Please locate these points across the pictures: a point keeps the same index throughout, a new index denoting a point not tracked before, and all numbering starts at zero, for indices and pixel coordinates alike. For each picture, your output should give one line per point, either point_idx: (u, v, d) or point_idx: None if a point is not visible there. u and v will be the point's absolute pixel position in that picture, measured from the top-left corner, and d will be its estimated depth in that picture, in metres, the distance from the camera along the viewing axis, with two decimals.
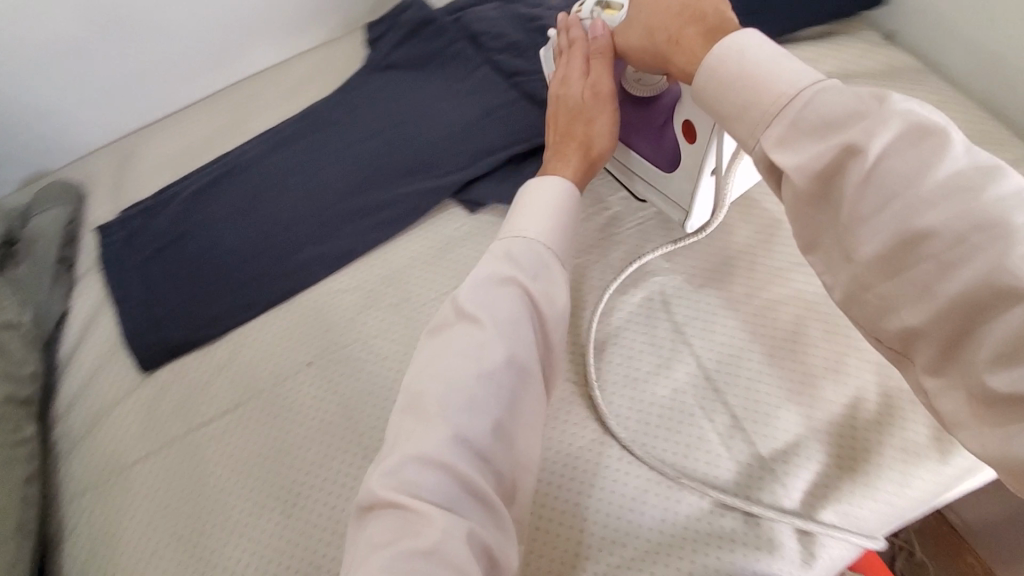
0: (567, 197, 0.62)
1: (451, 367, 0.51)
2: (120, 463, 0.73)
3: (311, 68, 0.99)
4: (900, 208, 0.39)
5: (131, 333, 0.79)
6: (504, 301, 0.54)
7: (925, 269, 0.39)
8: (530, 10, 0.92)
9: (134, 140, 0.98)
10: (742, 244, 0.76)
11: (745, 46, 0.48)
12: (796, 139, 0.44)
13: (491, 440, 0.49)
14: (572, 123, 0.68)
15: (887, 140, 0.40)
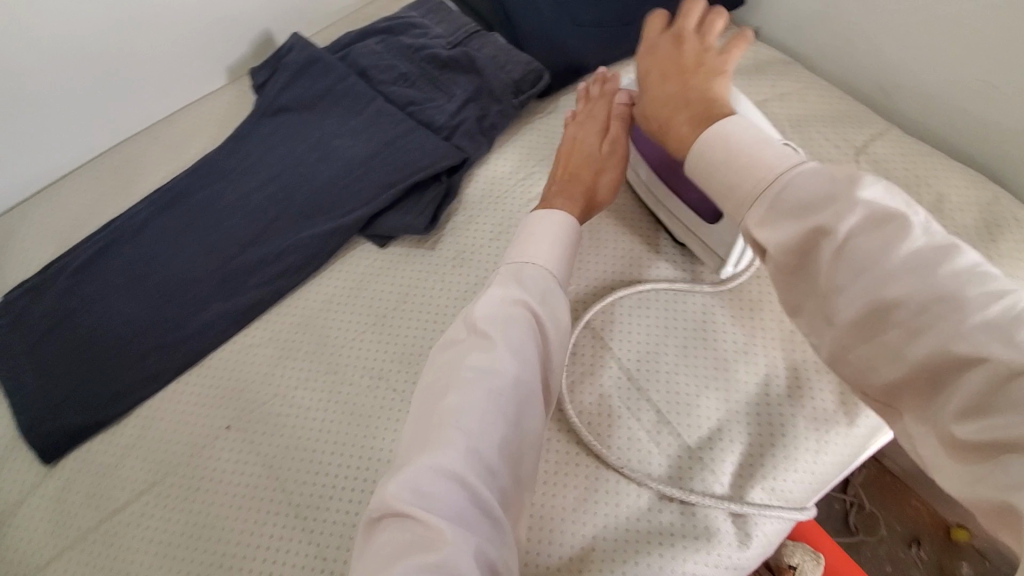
0: (566, 226, 0.65)
1: (471, 382, 0.51)
2: (30, 567, 0.66)
3: (201, 119, 0.96)
4: (871, 281, 0.40)
5: (27, 424, 0.72)
6: (517, 329, 0.55)
7: (895, 334, 0.41)
8: (416, 41, 0.93)
9: (16, 216, 0.91)
10: (647, 242, 0.78)
11: (729, 133, 0.49)
12: (774, 214, 0.45)
13: (502, 458, 0.49)
14: (583, 168, 0.73)
15: (855, 221, 0.41)
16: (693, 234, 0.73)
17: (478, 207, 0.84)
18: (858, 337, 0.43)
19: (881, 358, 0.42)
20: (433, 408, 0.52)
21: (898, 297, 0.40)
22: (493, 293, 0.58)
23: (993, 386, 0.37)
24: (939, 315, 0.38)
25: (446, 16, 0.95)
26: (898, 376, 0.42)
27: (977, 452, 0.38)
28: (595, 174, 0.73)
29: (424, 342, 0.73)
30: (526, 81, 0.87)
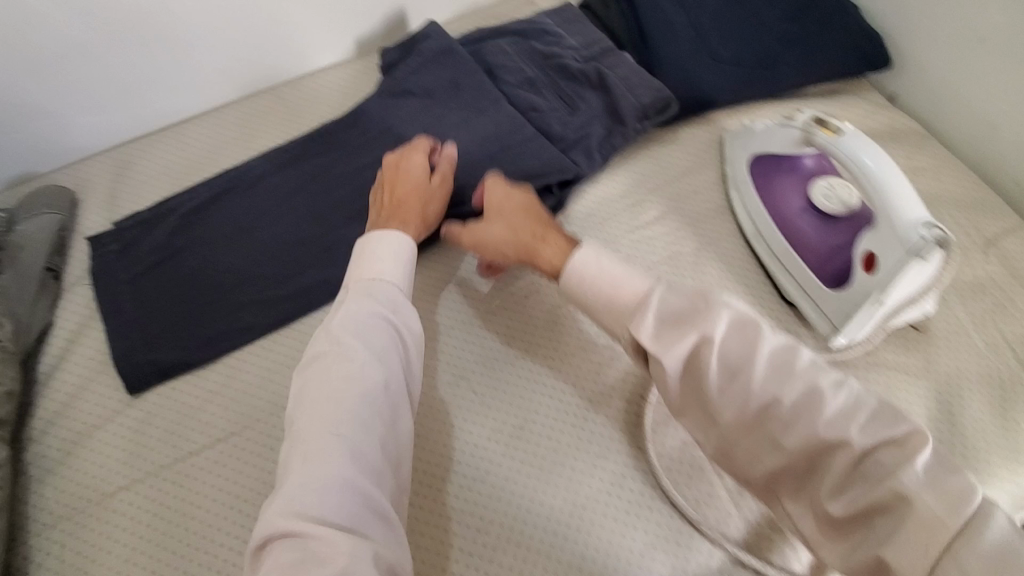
0: (403, 245, 0.67)
1: (337, 389, 0.55)
2: (100, 492, 0.67)
3: (323, 90, 0.98)
4: (744, 383, 0.52)
5: (120, 352, 0.74)
6: (377, 332, 0.60)
7: (776, 426, 0.51)
8: (548, 49, 0.93)
9: (135, 148, 0.92)
10: (755, 294, 0.76)
11: (597, 255, 0.64)
12: (658, 331, 0.57)
13: (380, 455, 0.54)
14: (411, 203, 0.73)
15: (722, 332, 0.54)
16: (807, 294, 0.72)
17: (584, 224, 0.83)
18: (745, 435, 0.53)
19: (763, 447, 0.52)
20: (303, 426, 0.54)
21: (763, 393, 0.51)
22: (348, 307, 0.61)
23: (852, 467, 0.47)
24: (804, 403, 0.50)
25: (581, 28, 0.94)
26: (774, 463, 0.52)
27: (849, 524, 0.47)
28: (422, 216, 0.74)
29: (509, 351, 0.74)
30: (654, 106, 0.85)
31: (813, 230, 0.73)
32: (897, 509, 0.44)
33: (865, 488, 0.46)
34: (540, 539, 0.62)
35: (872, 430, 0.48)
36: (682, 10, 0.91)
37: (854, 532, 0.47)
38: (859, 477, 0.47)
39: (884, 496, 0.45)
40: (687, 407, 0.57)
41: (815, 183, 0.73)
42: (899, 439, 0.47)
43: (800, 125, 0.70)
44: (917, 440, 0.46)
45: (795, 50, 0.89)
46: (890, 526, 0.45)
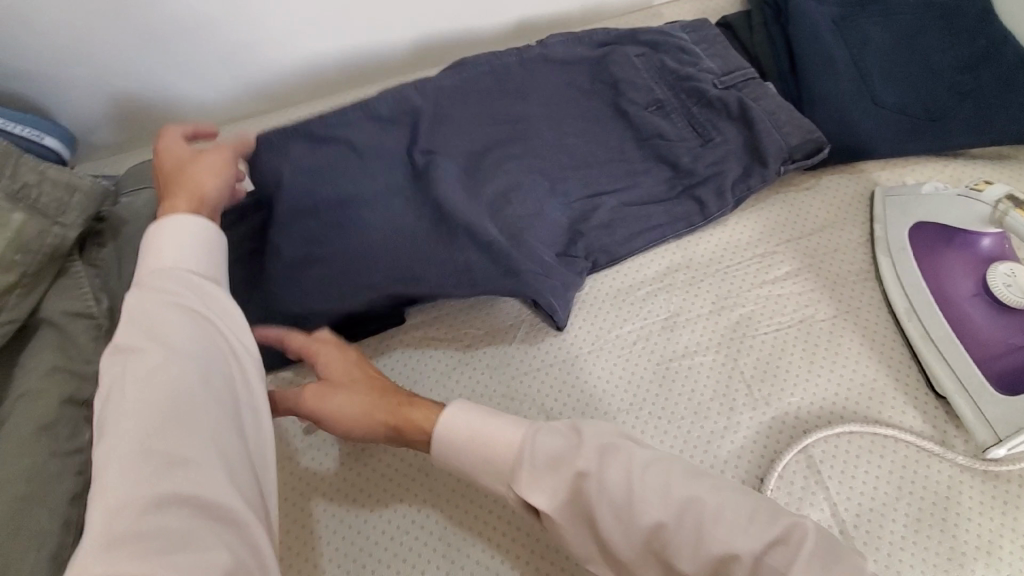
0: (203, 219, 0.53)
1: (133, 395, 0.42)
2: None
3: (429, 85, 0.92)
4: (627, 512, 0.47)
5: None
6: (169, 317, 0.45)
7: (684, 552, 0.46)
8: (682, 68, 0.82)
9: (236, 127, 0.89)
10: (898, 380, 0.67)
11: (457, 413, 0.54)
12: (539, 482, 0.50)
13: (211, 454, 0.42)
14: (179, 177, 0.57)
15: (595, 464, 0.49)
16: (965, 391, 0.63)
17: (705, 269, 0.75)
18: (644, 559, 0.48)
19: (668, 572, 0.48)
20: (98, 447, 0.41)
21: (652, 520, 0.47)
22: (134, 296, 0.47)
23: None
24: (695, 516, 0.46)
25: (720, 52, 0.85)
26: None
27: None
28: (210, 194, 0.57)
29: (612, 401, 0.68)
30: (802, 149, 0.76)
31: (982, 320, 0.66)
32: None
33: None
34: None
35: (761, 527, 0.46)
36: (841, 47, 0.82)
37: None
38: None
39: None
40: (575, 544, 0.51)
41: (993, 266, 0.66)
42: (782, 537, 0.45)
43: (990, 202, 0.65)
44: (800, 533, 0.45)
45: (968, 106, 0.79)
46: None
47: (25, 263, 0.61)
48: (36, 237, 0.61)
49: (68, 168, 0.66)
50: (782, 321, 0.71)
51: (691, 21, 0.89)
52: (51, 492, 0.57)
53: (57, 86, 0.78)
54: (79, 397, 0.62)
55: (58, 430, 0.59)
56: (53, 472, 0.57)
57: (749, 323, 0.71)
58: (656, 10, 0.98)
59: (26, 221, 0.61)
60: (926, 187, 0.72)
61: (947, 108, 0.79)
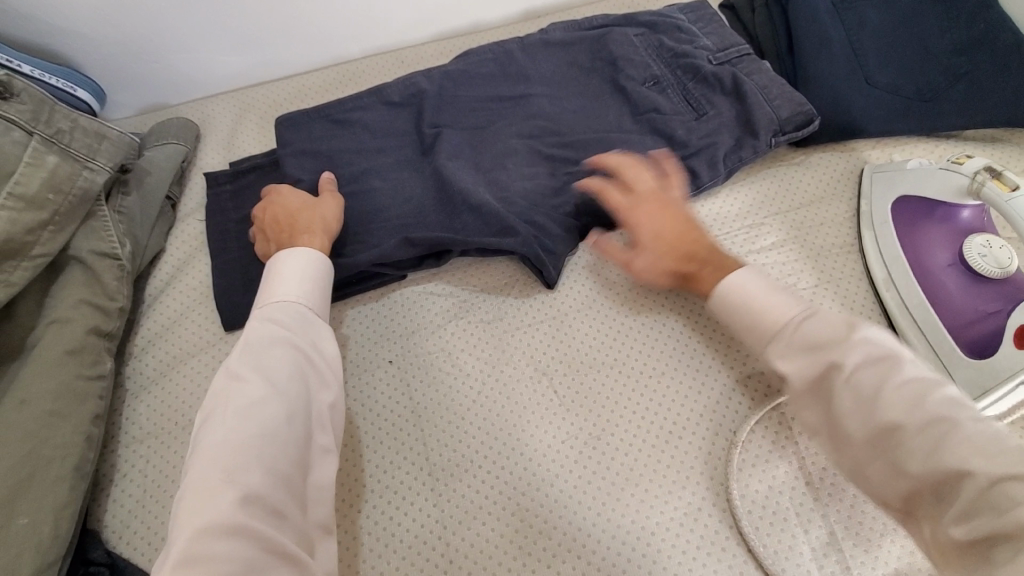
0: (312, 266, 0.66)
1: (232, 425, 0.51)
2: (186, 417, 0.70)
3: (439, 56, 0.95)
4: (869, 406, 0.49)
5: (221, 289, 0.76)
6: (280, 358, 0.57)
7: (911, 448, 0.46)
8: (679, 46, 0.86)
9: (255, 93, 0.94)
10: None
11: (742, 284, 0.63)
12: (794, 352, 0.56)
13: (279, 490, 0.50)
14: (295, 223, 0.72)
15: (857, 358, 0.51)
16: (938, 357, 0.66)
17: None
18: (871, 453, 0.50)
19: (892, 473, 0.48)
20: (194, 462, 0.50)
21: (889, 418, 0.48)
22: (250, 334, 0.59)
23: (979, 497, 0.42)
24: (935, 432, 0.45)
25: (716, 30, 0.88)
26: (907, 488, 0.47)
27: (968, 549, 0.42)
28: (330, 229, 0.72)
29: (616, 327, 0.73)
30: (793, 121, 0.79)
31: (958, 289, 0.67)
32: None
33: (994, 517, 0.40)
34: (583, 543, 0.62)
35: (1012, 462, 0.41)
36: (837, 29, 0.84)
37: (971, 561, 0.42)
38: (983, 509, 0.41)
39: (1021, 524, 0.39)
40: (810, 418, 0.55)
41: (969, 237, 0.68)
42: None
43: (969, 173, 0.67)
44: None
45: (961, 88, 0.80)
46: (1012, 555, 0.39)
47: (58, 202, 0.66)
48: (68, 178, 0.66)
49: (97, 119, 0.72)
50: None
51: (690, 2, 0.92)
52: (75, 410, 0.62)
53: (86, 44, 0.82)
54: (102, 329, 0.68)
55: (82, 356, 0.65)
56: (77, 393, 0.63)
57: None
58: None
59: (59, 164, 0.66)
60: (909, 164, 0.74)
61: (939, 89, 0.81)
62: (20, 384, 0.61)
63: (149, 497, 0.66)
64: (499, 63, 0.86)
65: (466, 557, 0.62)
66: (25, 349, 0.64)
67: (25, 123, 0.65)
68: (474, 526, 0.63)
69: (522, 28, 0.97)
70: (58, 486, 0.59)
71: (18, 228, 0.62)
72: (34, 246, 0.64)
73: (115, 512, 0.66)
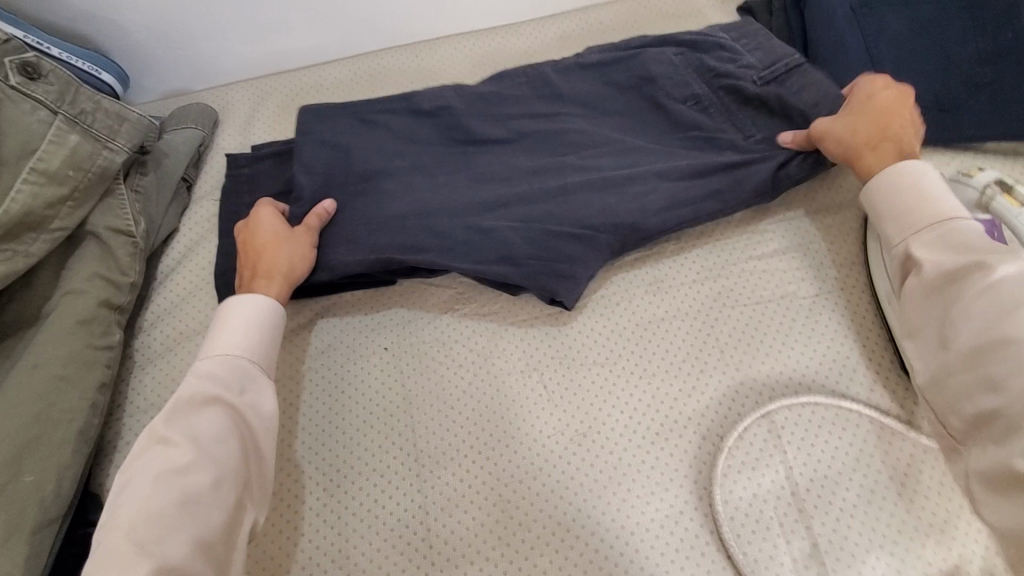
0: (258, 319, 0.66)
1: (152, 490, 0.53)
2: None
3: (456, 51, 0.96)
4: (1001, 316, 0.53)
5: (227, 270, 0.79)
6: (209, 420, 0.58)
7: (1006, 366, 0.52)
8: (719, 61, 0.82)
9: (274, 83, 0.96)
10: (870, 358, 0.69)
11: (920, 172, 0.64)
12: (937, 248, 0.60)
13: (194, 558, 0.52)
14: (259, 259, 0.71)
15: (1009, 272, 0.55)
16: None
17: (698, 237, 0.78)
18: (965, 359, 0.55)
19: (975, 383, 0.54)
20: (110, 524, 0.52)
21: (1016, 332, 0.52)
22: (183, 390, 0.59)
23: None
24: None
25: (761, 44, 0.83)
26: (987, 404, 0.53)
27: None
28: (289, 267, 0.71)
29: (608, 323, 0.74)
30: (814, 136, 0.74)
31: None
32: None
33: None
34: (562, 538, 0.63)
35: None
36: (856, 37, 0.82)
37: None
38: None
39: None
40: (915, 320, 0.61)
41: None
42: None
43: (978, 186, 0.66)
44: None
45: (984, 98, 0.78)
46: None
47: (77, 178, 0.69)
48: (88, 157, 0.69)
49: (120, 102, 0.74)
50: (765, 296, 0.73)
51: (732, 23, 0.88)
52: (82, 378, 0.65)
53: (115, 29, 0.86)
54: (114, 302, 0.71)
55: (92, 326, 0.68)
56: (84, 362, 0.66)
57: (732, 293, 0.74)
58: None
59: (81, 143, 0.69)
60: None
61: (962, 99, 0.79)
62: (33, 351, 0.64)
63: None
64: (529, 81, 0.86)
65: (447, 544, 0.63)
66: (41, 317, 0.67)
67: (50, 103, 0.68)
68: (455, 514, 0.64)
69: (539, 29, 0.97)
70: (63, 448, 0.62)
71: (39, 202, 0.65)
72: (54, 220, 0.67)
73: (117, 477, 0.69)
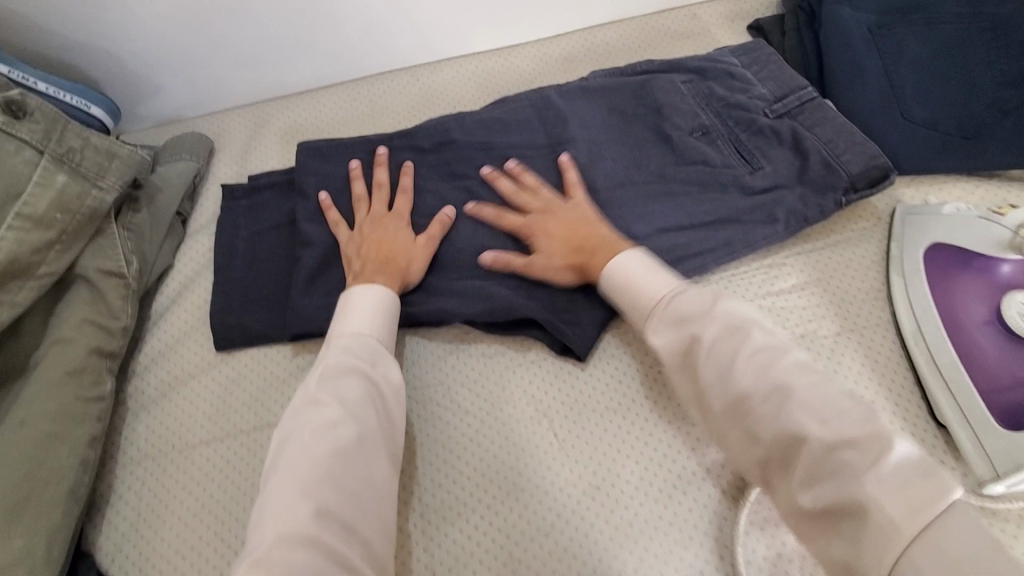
0: (386, 301, 0.66)
1: (307, 446, 0.52)
2: (183, 440, 0.70)
3: (457, 74, 0.93)
4: (721, 377, 0.55)
5: (223, 310, 0.76)
6: (351, 384, 0.57)
7: (756, 420, 0.52)
8: (731, 95, 0.80)
9: (270, 109, 0.93)
10: (895, 403, 0.66)
11: (628, 263, 0.66)
12: (665, 326, 0.61)
13: (348, 508, 0.51)
14: (373, 241, 0.72)
15: (714, 332, 0.57)
16: (969, 423, 0.61)
17: (711, 273, 0.74)
18: (729, 418, 0.55)
19: (746, 438, 0.53)
20: (269, 483, 0.52)
21: (743, 388, 0.53)
22: (325, 360, 0.59)
23: (819, 458, 0.47)
24: (777, 400, 0.51)
25: (774, 72, 0.81)
26: (755, 455, 0.52)
27: (821, 515, 0.47)
28: (402, 267, 0.71)
29: (620, 367, 0.71)
30: (865, 177, 0.72)
31: (991, 347, 0.63)
32: (861, 512, 0.44)
33: (831, 483, 0.46)
34: None
35: (844, 426, 0.47)
36: (874, 61, 0.79)
37: (821, 524, 0.47)
38: (828, 477, 0.46)
39: (850, 496, 0.44)
40: (681, 393, 0.60)
41: (1008, 295, 0.64)
42: (864, 441, 0.46)
43: (1011, 226, 0.67)
44: (883, 443, 0.45)
45: (1010, 124, 0.75)
46: (857, 525, 0.44)
47: (65, 221, 0.66)
48: (76, 198, 0.66)
49: (110, 137, 0.71)
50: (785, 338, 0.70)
51: (745, 44, 0.85)
52: (71, 433, 0.62)
53: (106, 58, 0.83)
54: (104, 349, 0.68)
55: (81, 377, 0.65)
56: (73, 416, 0.63)
57: None
58: (689, 10, 0.95)
59: (68, 183, 0.66)
60: (946, 208, 0.71)
61: (987, 125, 0.75)
62: (20, 406, 0.61)
63: (142, 521, 0.66)
64: (536, 111, 0.82)
65: None
66: (27, 368, 0.64)
67: (36, 142, 0.65)
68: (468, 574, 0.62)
69: (541, 52, 0.94)
70: (51, 509, 0.59)
71: (24, 248, 0.62)
72: (40, 266, 0.64)
73: (109, 534, 0.66)
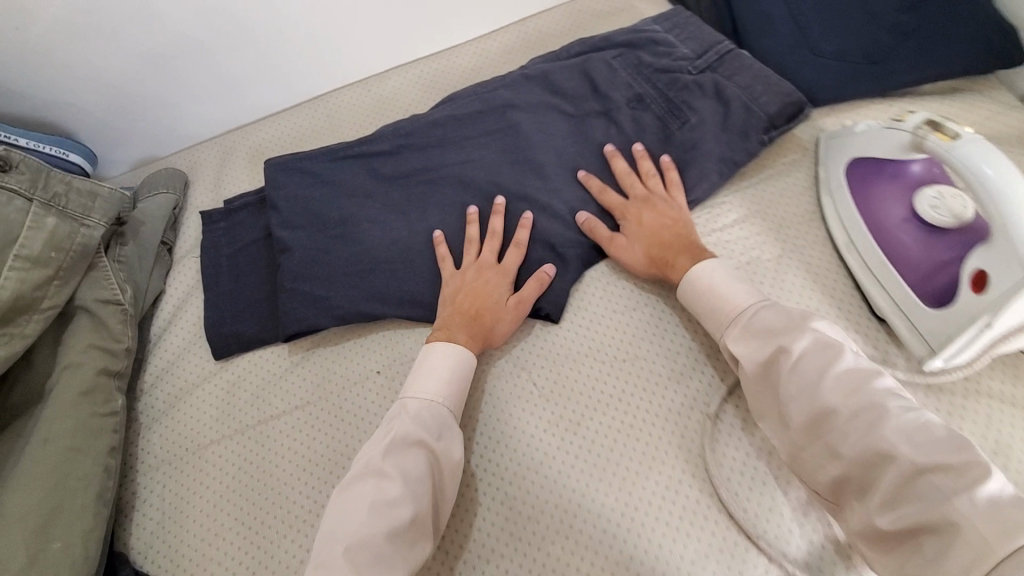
0: (461, 365, 0.68)
1: (368, 520, 0.56)
2: (195, 442, 0.75)
3: (406, 80, 1.00)
4: (810, 394, 0.56)
5: (216, 322, 0.82)
6: (414, 460, 0.60)
7: (836, 435, 0.54)
8: (658, 61, 0.85)
9: (238, 137, 0.99)
10: (837, 308, 0.71)
11: (712, 270, 0.68)
12: (747, 336, 0.63)
13: None
14: (468, 298, 0.73)
15: (806, 346, 0.58)
16: (901, 312, 0.68)
17: None
18: (810, 435, 0.56)
19: (825, 452, 0.55)
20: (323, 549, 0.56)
21: (828, 404, 0.55)
22: (393, 429, 0.62)
23: (902, 482, 0.49)
24: (871, 415, 0.53)
25: (693, 33, 0.87)
26: (836, 472, 0.54)
27: (895, 535, 0.49)
28: (491, 325, 0.72)
29: (586, 314, 0.77)
30: (782, 114, 0.79)
31: (914, 242, 0.69)
32: (948, 533, 0.45)
33: (918, 505, 0.48)
34: (572, 523, 0.65)
35: (946, 464, 0.48)
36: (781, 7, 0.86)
37: (896, 544, 0.49)
38: (913, 496, 0.49)
39: (939, 518, 0.46)
40: (765, 407, 0.61)
41: (919, 193, 0.69)
42: (959, 467, 0.47)
43: (911, 129, 0.67)
44: (977, 472, 0.46)
45: (911, 45, 0.81)
46: (940, 546, 0.46)
47: (60, 259, 0.72)
48: (66, 237, 0.73)
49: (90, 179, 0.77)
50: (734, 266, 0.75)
51: (666, 12, 0.92)
52: (92, 446, 0.68)
53: (79, 112, 0.90)
54: (111, 369, 0.74)
55: (94, 396, 0.70)
56: (92, 431, 0.69)
57: None
58: None
59: (58, 224, 0.72)
60: (857, 125, 0.77)
61: (892, 49, 0.82)
62: (41, 427, 0.67)
63: (167, 518, 0.71)
64: (481, 100, 0.88)
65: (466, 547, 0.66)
66: (44, 394, 0.70)
67: (24, 191, 0.71)
68: (469, 517, 0.67)
69: (481, 48, 1.00)
70: (83, 512, 0.65)
71: (27, 286, 0.68)
72: (43, 301, 0.70)
73: (139, 535, 0.72)
